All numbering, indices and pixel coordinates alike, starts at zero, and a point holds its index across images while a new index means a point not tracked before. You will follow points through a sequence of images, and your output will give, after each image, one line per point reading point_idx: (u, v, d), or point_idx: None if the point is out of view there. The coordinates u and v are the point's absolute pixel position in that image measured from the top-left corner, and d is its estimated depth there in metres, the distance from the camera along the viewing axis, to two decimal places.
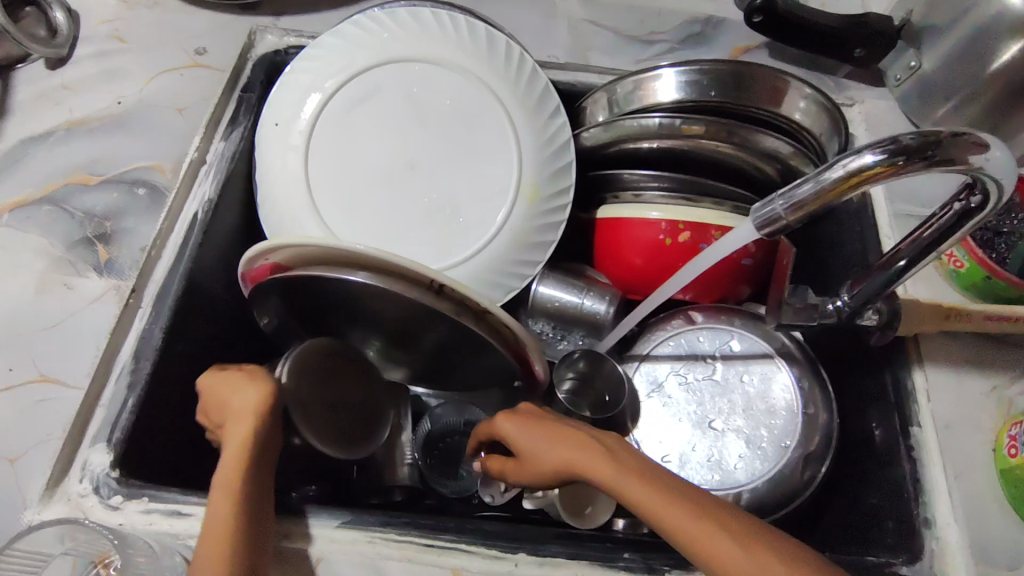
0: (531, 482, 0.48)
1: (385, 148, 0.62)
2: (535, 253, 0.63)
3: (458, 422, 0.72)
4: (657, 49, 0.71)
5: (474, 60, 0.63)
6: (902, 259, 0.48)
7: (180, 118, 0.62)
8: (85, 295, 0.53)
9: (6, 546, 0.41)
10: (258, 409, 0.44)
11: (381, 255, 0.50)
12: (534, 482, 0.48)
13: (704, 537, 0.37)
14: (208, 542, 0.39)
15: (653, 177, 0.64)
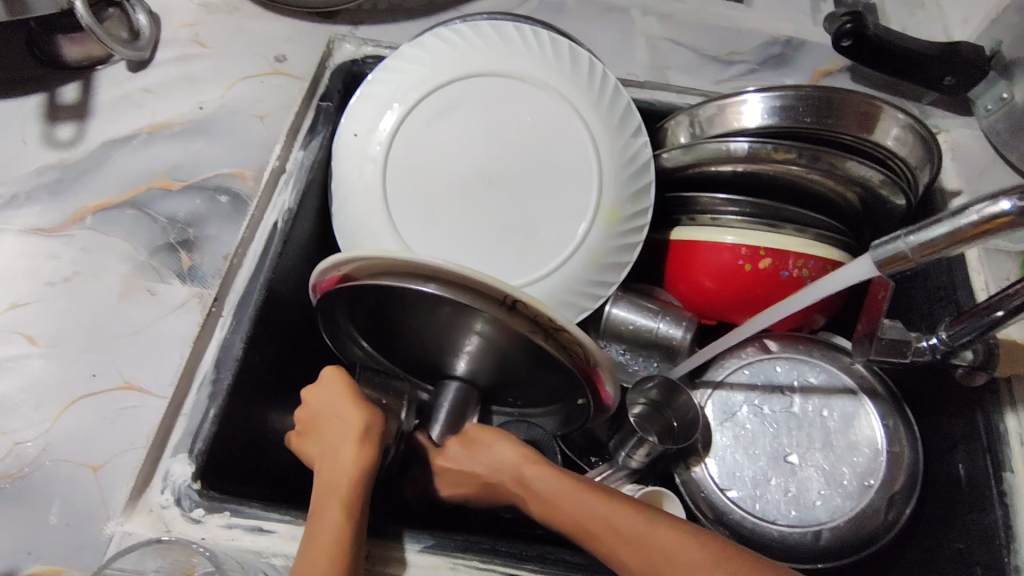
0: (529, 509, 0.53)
1: (463, 162, 0.61)
2: (611, 274, 0.62)
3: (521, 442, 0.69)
4: (737, 69, 0.70)
5: (557, 76, 0.62)
6: (998, 310, 0.47)
7: (260, 125, 0.62)
8: (168, 302, 0.52)
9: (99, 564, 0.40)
10: (360, 430, 0.48)
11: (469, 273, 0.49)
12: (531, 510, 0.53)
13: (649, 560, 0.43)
14: (317, 538, 0.42)
15: (733, 202, 0.63)
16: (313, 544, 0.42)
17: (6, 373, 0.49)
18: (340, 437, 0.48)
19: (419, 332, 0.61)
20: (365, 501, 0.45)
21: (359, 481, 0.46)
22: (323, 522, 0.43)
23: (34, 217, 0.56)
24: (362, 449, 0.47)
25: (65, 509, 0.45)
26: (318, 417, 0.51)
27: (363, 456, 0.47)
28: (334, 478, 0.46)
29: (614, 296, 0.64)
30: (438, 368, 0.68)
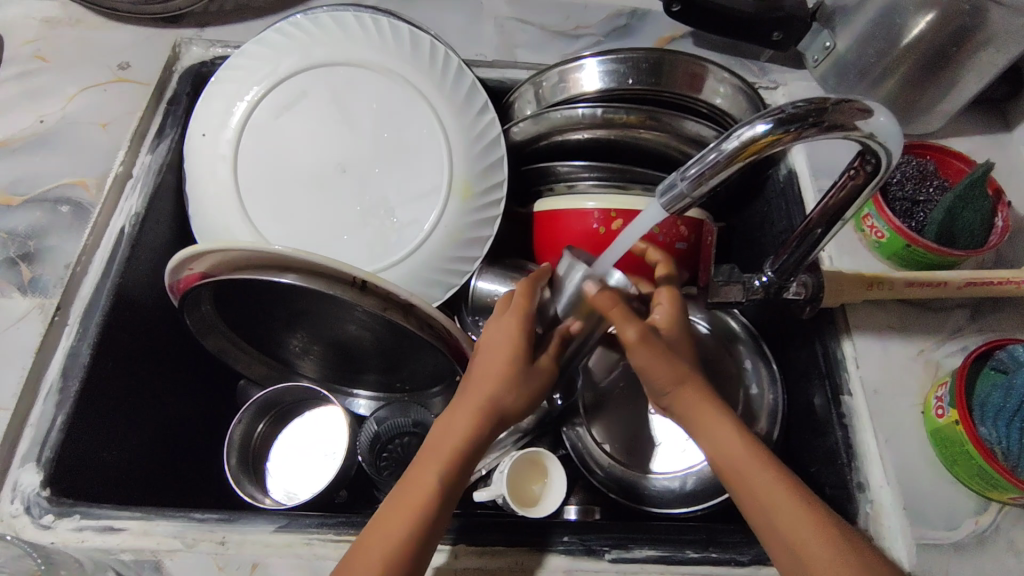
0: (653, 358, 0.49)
1: (315, 153, 0.62)
2: (473, 249, 0.64)
3: (406, 422, 0.66)
4: (584, 41, 0.72)
5: (399, 61, 0.63)
6: (818, 228, 0.49)
7: (104, 133, 0.61)
8: (9, 316, 0.52)
9: None
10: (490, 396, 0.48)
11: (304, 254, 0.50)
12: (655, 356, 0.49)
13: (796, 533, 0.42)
14: (404, 504, 0.44)
15: (586, 168, 0.66)
16: (404, 500, 0.44)
17: None
18: (478, 395, 0.48)
19: (287, 324, 0.63)
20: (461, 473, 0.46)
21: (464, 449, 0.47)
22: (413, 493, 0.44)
23: None
24: (479, 417, 0.48)
25: None
26: (485, 349, 0.50)
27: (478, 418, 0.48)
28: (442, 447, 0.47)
29: (480, 268, 0.66)
30: (317, 359, 0.68)
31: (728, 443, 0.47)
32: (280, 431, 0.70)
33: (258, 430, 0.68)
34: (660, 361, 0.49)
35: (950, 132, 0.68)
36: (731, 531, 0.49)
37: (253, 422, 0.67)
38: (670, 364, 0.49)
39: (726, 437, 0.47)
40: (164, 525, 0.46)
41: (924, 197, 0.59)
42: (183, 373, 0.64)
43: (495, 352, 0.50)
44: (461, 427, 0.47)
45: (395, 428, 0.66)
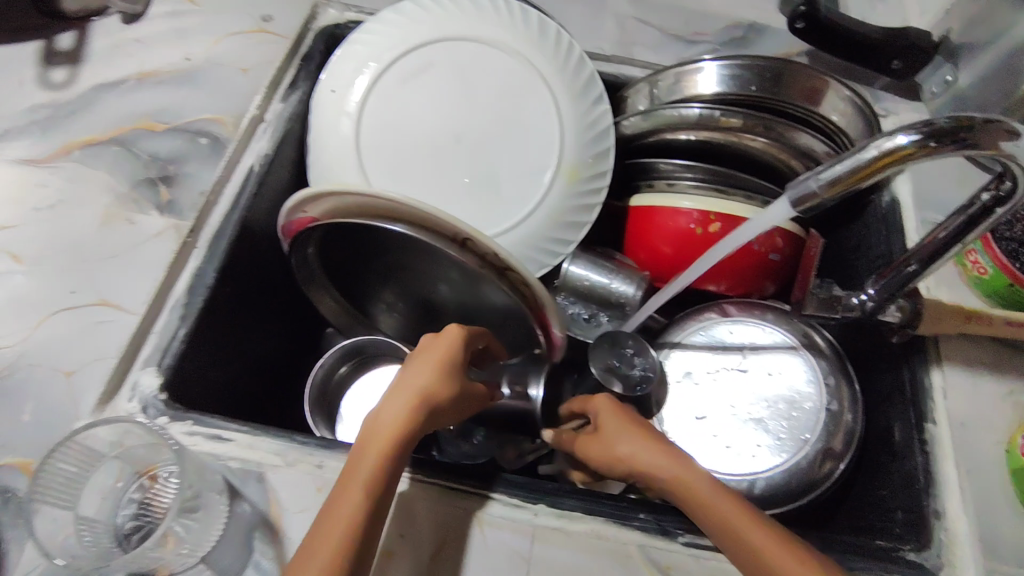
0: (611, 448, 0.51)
1: (434, 121, 0.65)
2: (569, 232, 0.65)
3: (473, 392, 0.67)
4: (701, 48, 0.73)
5: (525, 42, 0.66)
6: (912, 263, 0.52)
7: (243, 78, 0.65)
8: (146, 231, 0.55)
9: (68, 439, 0.42)
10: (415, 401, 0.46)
11: (413, 203, 0.51)
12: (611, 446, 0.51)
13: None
14: (329, 532, 0.40)
15: (688, 168, 0.66)
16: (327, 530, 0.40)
17: None
18: (414, 395, 0.46)
19: (386, 278, 0.65)
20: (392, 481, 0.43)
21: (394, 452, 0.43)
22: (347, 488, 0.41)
23: (25, 149, 0.59)
24: (413, 410, 0.45)
25: (37, 408, 0.48)
26: (418, 356, 0.49)
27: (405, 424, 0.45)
28: (374, 441, 0.44)
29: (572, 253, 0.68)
30: (402, 317, 0.71)
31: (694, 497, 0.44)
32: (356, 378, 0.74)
33: (340, 370, 0.72)
34: (609, 443, 0.51)
35: None
36: None
37: (336, 362, 0.72)
38: (623, 438, 0.50)
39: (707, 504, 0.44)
40: (267, 443, 0.49)
41: None
42: (279, 312, 0.67)
43: (426, 358, 0.48)
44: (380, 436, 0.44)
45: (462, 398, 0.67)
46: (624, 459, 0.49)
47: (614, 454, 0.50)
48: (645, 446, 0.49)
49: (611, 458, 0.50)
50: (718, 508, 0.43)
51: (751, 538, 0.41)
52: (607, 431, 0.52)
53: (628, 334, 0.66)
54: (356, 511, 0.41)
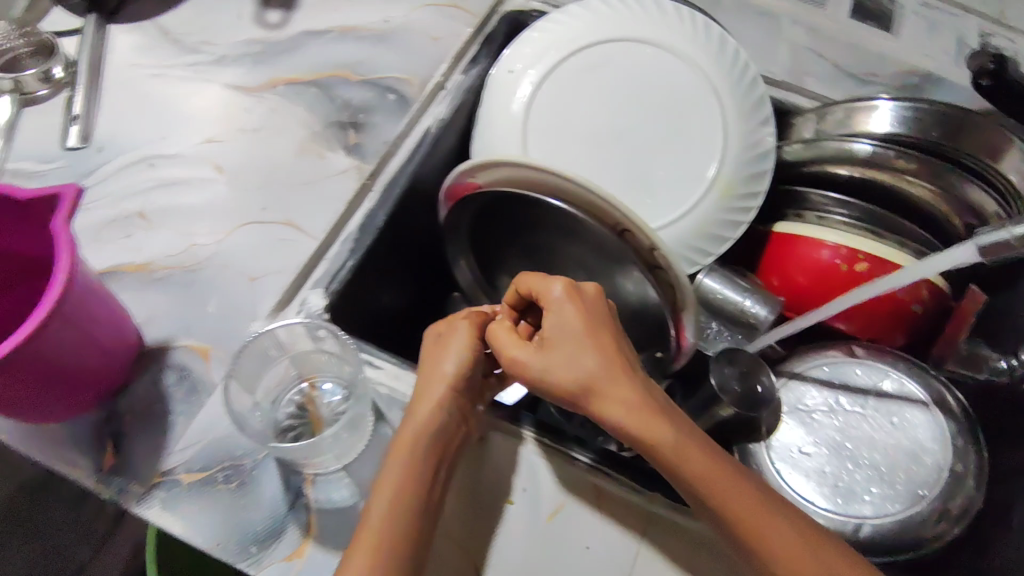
0: (567, 363, 0.48)
1: (601, 115, 0.68)
2: (711, 245, 0.66)
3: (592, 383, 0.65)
4: (872, 88, 0.73)
5: (703, 54, 0.68)
6: None
7: (433, 46, 0.70)
8: (333, 167, 0.61)
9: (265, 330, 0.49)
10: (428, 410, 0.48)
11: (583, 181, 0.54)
12: (570, 362, 0.48)
13: (763, 533, 0.43)
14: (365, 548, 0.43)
15: (842, 203, 0.67)
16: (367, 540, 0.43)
17: (197, 190, 0.58)
18: (436, 380, 0.49)
19: (531, 255, 0.69)
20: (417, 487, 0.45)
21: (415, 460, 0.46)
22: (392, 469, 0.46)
23: (237, 76, 0.65)
24: (428, 419, 0.47)
25: (221, 303, 0.53)
26: (433, 348, 0.52)
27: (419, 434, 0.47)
28: (403, 441, 0.47)
29: (708, 266, 0.69)
30: None
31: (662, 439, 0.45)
32: None
33: None
34: (555, 363, 0.48)
35: None
36: None
37: None
38: (574, 358, 0.48)
39: (684, 452, 0.45)
40: (413, 378, 0.52)
41: None
42: (422, 266, 0.70)
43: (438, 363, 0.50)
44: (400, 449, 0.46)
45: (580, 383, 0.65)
46: (575, 386, 0.47)
47: (563, 379, 0.48)
48: (603, 373, 0.47)
49: (559, 381, 0.48)
50: (687, 462, 0.45)
51: (723, 496, 0.44)
52: (552, 340, 0.49)
53: (751, 357, 0.63)
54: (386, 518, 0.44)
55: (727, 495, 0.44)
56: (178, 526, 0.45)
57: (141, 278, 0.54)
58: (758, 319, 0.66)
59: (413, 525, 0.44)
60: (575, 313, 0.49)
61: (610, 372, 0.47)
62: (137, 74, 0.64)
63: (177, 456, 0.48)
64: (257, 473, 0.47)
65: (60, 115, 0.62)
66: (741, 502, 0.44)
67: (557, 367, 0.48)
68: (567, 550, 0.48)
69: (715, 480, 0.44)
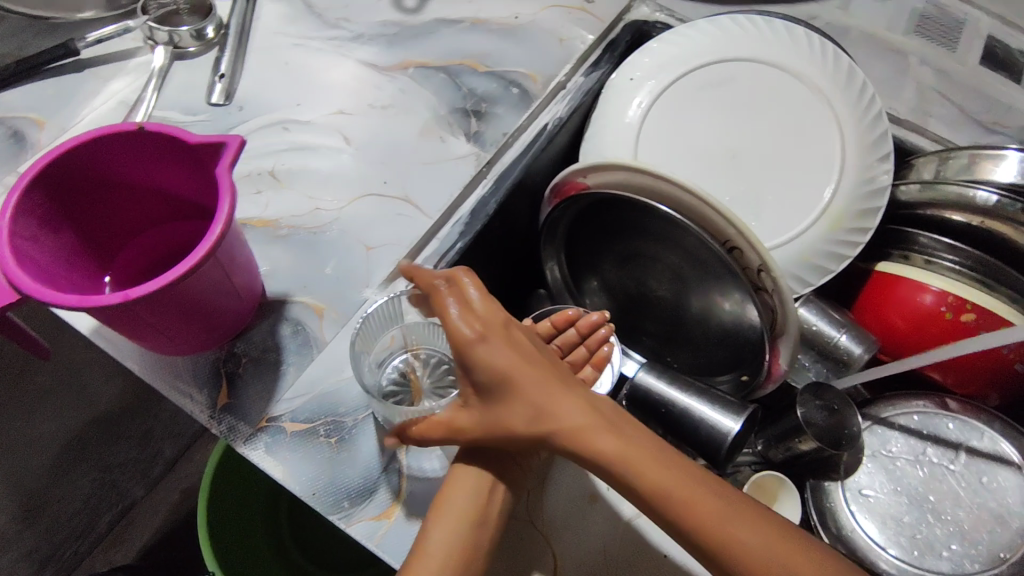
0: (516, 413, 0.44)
1: (717, 132, 0.68)
2: (812, 274, 0.65)
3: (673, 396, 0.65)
4: (998, 139, 0.71)
5: (830, 84, 0.68)
6: None
7: (558, 47, 0.72)
8: (452, 151, 0.63)
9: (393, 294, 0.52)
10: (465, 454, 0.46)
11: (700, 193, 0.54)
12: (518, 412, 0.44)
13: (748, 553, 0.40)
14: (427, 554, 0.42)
15: (952, 248, 0.65)
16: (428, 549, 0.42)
17: (323, 156, 0.61)
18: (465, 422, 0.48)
19: (626, 260, 0.70)
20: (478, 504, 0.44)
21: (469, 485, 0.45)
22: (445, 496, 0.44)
23: (371, 55, 0.68)
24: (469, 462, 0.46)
25: (336, 266, 0.56)
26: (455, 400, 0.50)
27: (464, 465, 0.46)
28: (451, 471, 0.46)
29: (805, 297, 0.67)
30: (614, 298, 0.74)
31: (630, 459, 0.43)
32: None
33: None
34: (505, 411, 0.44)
35: None
36: None
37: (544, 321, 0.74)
38: (522, 403, 0.43)
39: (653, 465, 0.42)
40: None
41: None
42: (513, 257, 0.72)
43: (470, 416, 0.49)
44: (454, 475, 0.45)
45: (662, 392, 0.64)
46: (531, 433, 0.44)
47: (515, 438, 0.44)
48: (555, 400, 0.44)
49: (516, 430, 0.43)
50: (639, 471, 0.42)
51: (692, 509, 0.41)
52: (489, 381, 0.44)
53: (839, 396, 0.62)
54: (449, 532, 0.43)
55: (694, 501, 0.41)
56: (278, 471, 0.47)
57: (267, 232, 0.57)
58: (852, 355, 0.65)
59: (471, 547, 0.43)
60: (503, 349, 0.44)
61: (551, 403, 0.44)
62: (281, 41, 0.68)
63: (285, 404, 0.49)
64: (357, 432, 0.49)
65: (208, 72, 0.65)
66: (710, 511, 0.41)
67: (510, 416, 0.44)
68: (645, 553, 0.48)
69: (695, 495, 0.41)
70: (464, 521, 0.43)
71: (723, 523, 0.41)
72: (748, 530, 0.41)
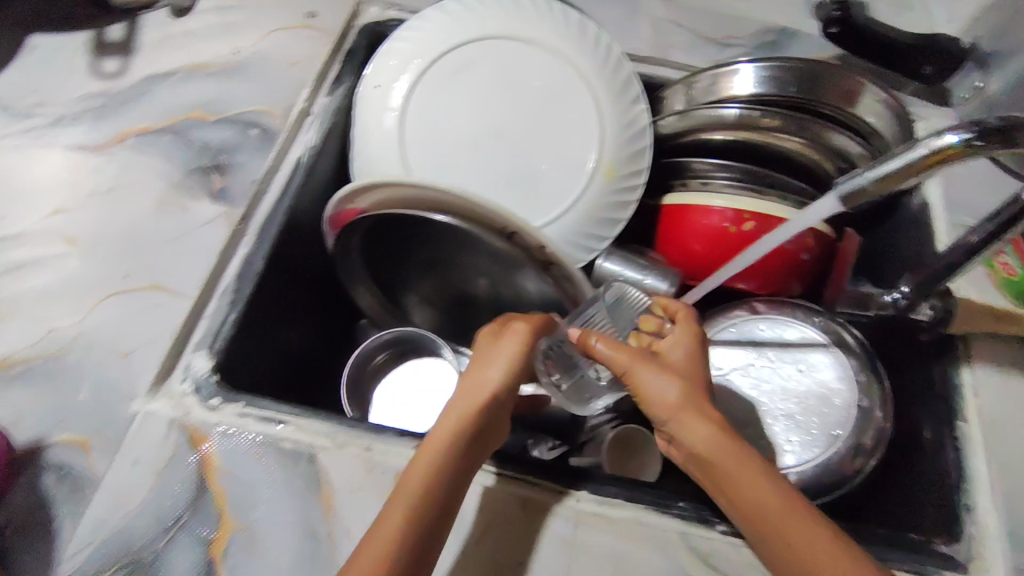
0: (664, 385, 0.49)
1: (476, 116, 0.67)
2: (604, 228, 0.66)
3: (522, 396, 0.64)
4: (734, 51, 0.75)
5: (567, 43, 0.68)
6: (944, 266, 0.53)
7: (291, 71, 0.67)
8: (198, 218, 0.57)
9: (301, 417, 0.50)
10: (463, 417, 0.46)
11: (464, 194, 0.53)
12: (667, 385, 0.49)
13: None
14: (372, 550, 0.41)
15: (722, 167, 0.68)
16: (382, 532, 0.41)
17: (49, 268, 0.54)
18: (482, 389, 0.47)
19: (425, 269, 0.67)
20: (448, 486, 0.44)
21: (432, 464, 0.44)
22: (430, 442, 0.45)
23: (80, 136, 0.61)
24: (457, 431, 0.45)
25: (94, 387, 0.50)
26: (484, 347, 0.50)
27: (450, 434, 0.45)
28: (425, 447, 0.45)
29: (605, 252, 0.69)
30: (437, 308, 0.72)
31: (751, 484, 0.46)
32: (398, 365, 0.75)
33: (377, 358, 0.74)
34: (646, 380, 0.50)
35: None
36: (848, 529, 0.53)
37: (375, 350, 0.73)
38: (663, 381, 0.50)
39: (751, 486, 0.46)
40: (319, 425, 0.49)
41: None
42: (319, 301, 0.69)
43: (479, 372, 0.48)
44: (439, 444, 0.45)
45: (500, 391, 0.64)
46: (665, 411, 0.50)
47: (660, 407, 0.49)
48: (693, 398, 0.49)
49: (653, 400, 0.50)
50: (742, 481, 0.46)
51: (776, 514, 0.45)
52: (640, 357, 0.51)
53: None
54: (396, 523, 0.42)
55: (783, 518, 0.44)
56: None
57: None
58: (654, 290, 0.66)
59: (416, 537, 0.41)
60: (685, 345, 0.53)
61: (693, 395, 0.50)
62: None
63: (67, 563, 0.44)
64: (159, 563, 0.44)
65: None
66: (795, 526, 0.44)
67: (645, 383, 0.50)
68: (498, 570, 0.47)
69: (789, 520, 0.44)
70: (427, 510, 0.42)
71: (808, 542, 0.43)
72: (825, 547, 0.43)
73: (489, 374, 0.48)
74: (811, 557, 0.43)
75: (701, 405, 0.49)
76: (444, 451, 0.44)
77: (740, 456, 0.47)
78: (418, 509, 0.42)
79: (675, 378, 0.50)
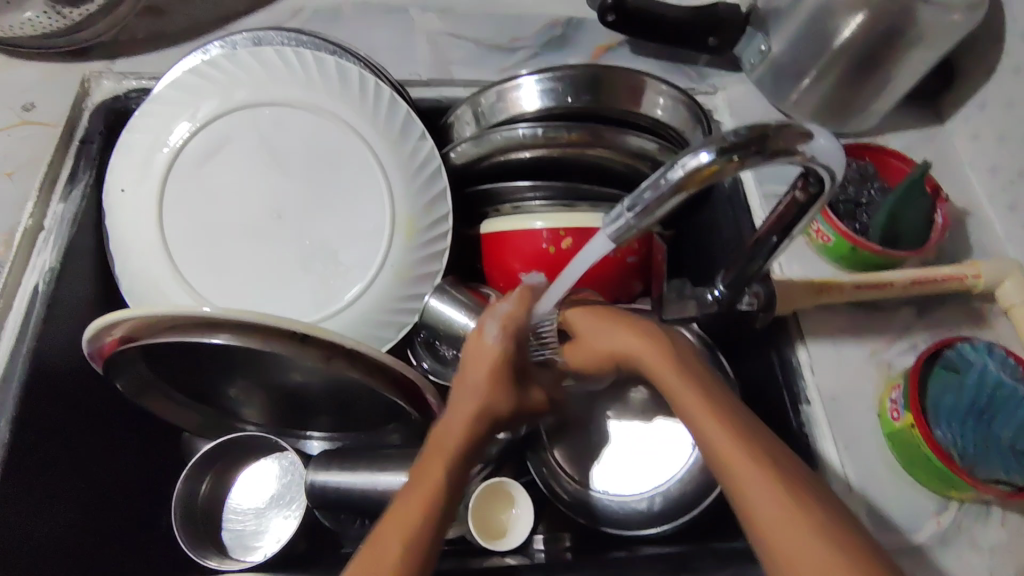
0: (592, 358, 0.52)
1: (248, 200, 0.59)
2: (420, 286, 0.61)
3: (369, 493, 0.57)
4: (520, 55, 0.70)
5: (328, 98, 0.59)
6: (773, 236, 0.48)
7: (9, 183, 0.58)
8: None
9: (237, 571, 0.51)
10: (470, 421, 0.46)
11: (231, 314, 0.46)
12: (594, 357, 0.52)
13: (772, 529, 0.33)
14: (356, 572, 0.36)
15: (531, 187, 0.63)
16: (376, 544, 0.37)
17: None
18: (467, 402, 0.47)
19: (227, 379, 0.58)
20: (452, 493, 0.41)
21: (452, 473, 0.42)
22: (442, 444, 0.44)
23: None
24: (474, 428, 0.46)
25: None
26: (468, 355, 0.50)
27: (459, 443, 0.44)
28: (432, 456, 0.43)
29: (436, 287, 0.61)
30: (264, 408, 0.64)
31: (707, 426, 0.38)
32: (232, 477, 0.67)
33: (203, 488, 0.64)
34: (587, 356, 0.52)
35: (887, 130, 0.69)
36: (701, 556, 0.51)
37: (196, 479, 0.63)
38: (609, 337, 0.50)
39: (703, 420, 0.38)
40: None
41: (866, 199, 0.59)
42: (128, 442, 0.61)
43: (472, 374, 0.49)
44: (441, 454, 0.43)
45: (345, 493, 0.57)
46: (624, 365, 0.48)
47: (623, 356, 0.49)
48: (655, 354, 0.46)
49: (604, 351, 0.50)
50: (697, 416, 0.39)
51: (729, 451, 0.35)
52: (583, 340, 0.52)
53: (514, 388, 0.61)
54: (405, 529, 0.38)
55: (728, 451, 0.35)
56: None
57: None
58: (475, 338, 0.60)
59: (429, 545, 0.38)
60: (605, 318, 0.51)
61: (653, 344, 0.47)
62: None
63: None
64: None
65: None
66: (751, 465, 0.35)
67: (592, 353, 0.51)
68: None
69: (731, 452, 0.35)
70: (424, 514, 0.39)
71: (750, 483, 0.34)
72: (788, 514, 0.32)
73: (481, 384, 0.48)
74: (755, 500, 0.33)
75: (664, 355, 0.45)
76: (456, 462, 0.43)
77: (703, 402, 0.39)
78: (431, 516, 0.39)
79: (599, 329, 0.51)
